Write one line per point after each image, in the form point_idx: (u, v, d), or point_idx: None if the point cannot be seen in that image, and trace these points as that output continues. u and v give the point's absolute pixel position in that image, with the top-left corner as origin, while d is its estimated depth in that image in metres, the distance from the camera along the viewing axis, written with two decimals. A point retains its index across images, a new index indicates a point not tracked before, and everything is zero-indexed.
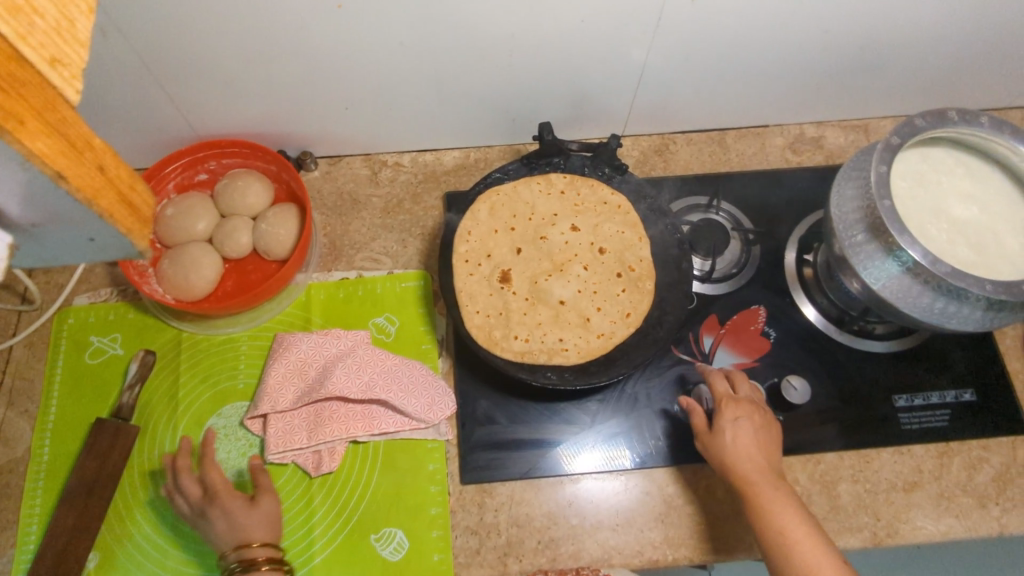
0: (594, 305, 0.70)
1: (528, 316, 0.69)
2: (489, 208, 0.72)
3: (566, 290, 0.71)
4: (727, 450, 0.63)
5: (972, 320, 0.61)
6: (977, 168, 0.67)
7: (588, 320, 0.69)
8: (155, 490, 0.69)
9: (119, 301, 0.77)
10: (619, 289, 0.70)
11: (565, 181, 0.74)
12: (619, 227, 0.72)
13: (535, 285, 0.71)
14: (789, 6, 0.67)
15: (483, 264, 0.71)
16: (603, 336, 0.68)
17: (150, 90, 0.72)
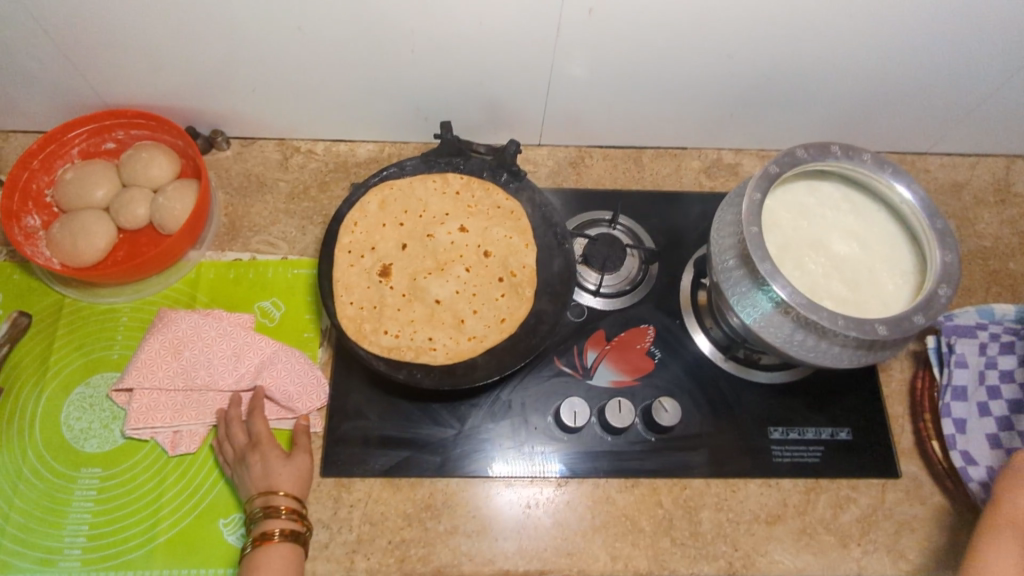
0: (470, 308, 0.71)
1: (401, 312, 0.70)
2: (380, 201, 0.73)
3: (443, 289, 0.72)
4: None
5: (833, 356, 0.61)
6: (865, 207, 0.67)
7: (461, 322, 0.70)
8: (7, 455, 0.68)
9: (6, 261, 0.76)
10: (498, 293, 0.71)
11: (461, 181, 0.75)
12: (507, 232, 0.73)
13: (413, 282, 0.72)
14: (686, 28, 0.68)
15: (365, 256, 0.71)
16: (473, 338, 0.69)
17: (51, 54, 0.72)
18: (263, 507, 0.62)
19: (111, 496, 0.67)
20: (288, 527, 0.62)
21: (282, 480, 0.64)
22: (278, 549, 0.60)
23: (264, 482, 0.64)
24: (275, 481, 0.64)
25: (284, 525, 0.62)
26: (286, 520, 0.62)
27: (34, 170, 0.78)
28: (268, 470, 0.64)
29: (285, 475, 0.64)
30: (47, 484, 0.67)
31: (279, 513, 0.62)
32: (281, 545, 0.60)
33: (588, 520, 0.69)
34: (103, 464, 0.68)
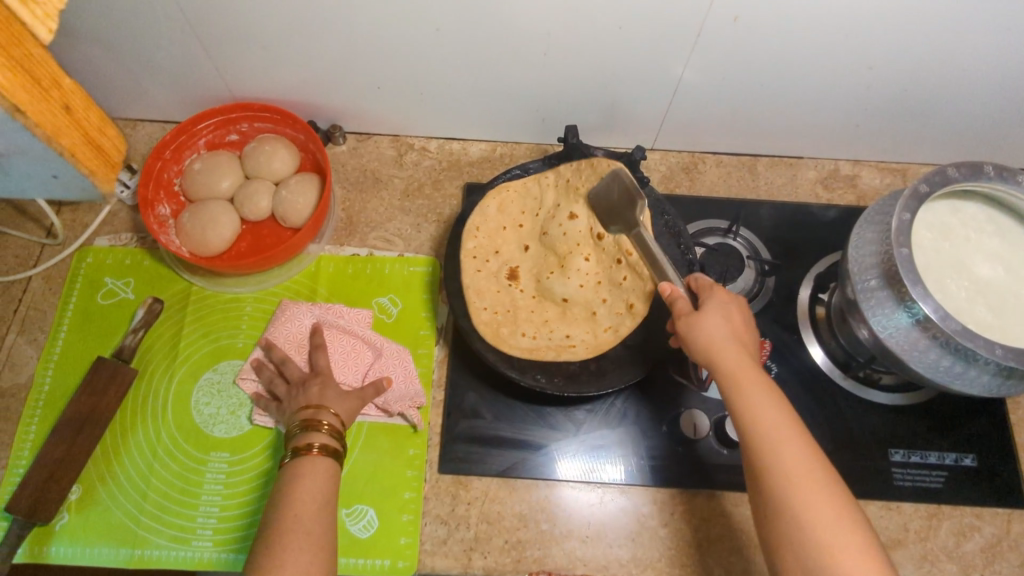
0: (600, 297, 0.72)
1: (535, 313, 0.73)
2: (502, 204, 0.74)
3: (568, 285, 0.73)
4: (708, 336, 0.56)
5: (977, 383, 0.59)
6: (1009, 230, 0.65)
7: (594, 314, 0.72)
8: (143, 435, 0.71)
9: (137, 247, 0.79)
10: (622, 275, 0.71)
11: (570, 168, 0.73)
12: None
13: (539, 282, 0.74)
14: (832, 38, 0.66)
15: (490, 260, 0.73)
16: (609, 329, 0.70)
17: (191, 47, 0.74)
18: (308, 421, 0.63)
19: (239, 480, 0.70)
20: (330, 445, 0.62)
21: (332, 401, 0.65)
22: (322, 461, 0.61)
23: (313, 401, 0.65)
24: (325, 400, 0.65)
25: (325, 440, 0.62)
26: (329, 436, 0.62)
27: (167, 159, 0.80)
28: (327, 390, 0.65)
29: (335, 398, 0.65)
30: (180, 466, 0.70)
31: (323, 428, 0.62)
32: (320, 457, 0.61)
33: (702, 533, 0.69)
34: (231, 449, 0.71)
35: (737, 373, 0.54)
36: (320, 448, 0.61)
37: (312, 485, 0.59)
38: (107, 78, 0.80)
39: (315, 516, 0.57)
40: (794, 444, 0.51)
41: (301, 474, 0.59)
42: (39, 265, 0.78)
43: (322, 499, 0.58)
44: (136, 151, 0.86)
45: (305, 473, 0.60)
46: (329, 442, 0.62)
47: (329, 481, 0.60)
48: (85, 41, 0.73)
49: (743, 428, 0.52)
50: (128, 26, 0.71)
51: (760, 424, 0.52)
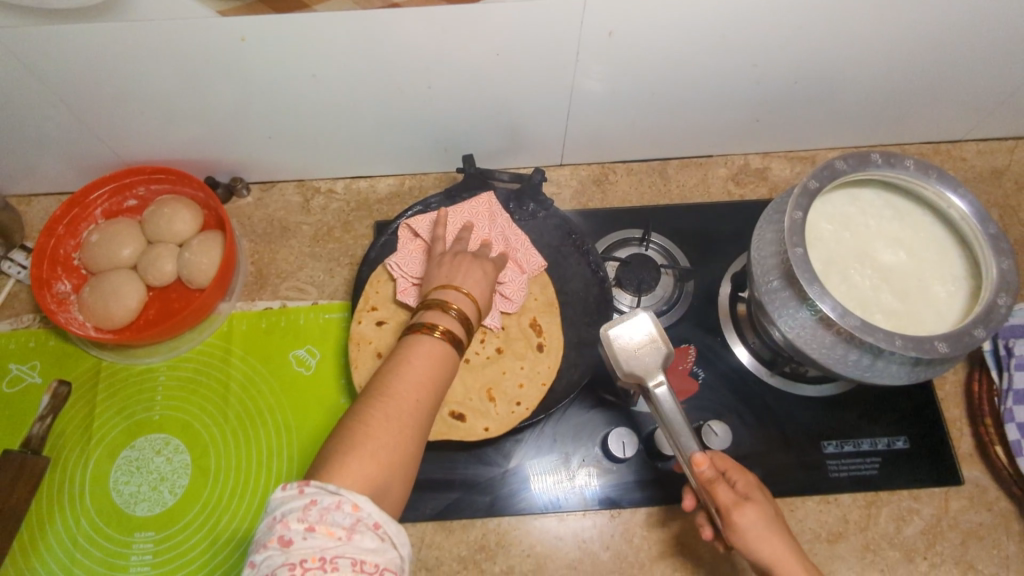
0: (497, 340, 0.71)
1: None
2: (377, 294, 0.72)
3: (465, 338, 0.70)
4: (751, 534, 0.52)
5: (889, 374, 0.58)
6: (908, 212, 0.65)
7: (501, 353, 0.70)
8: (61, 523, 0.68)
9: (40, 327, 0.76)
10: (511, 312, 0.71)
11: None
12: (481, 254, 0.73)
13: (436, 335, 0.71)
14: (709, 40, 0.66)
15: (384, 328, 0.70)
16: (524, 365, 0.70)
17: (67, 118, 0.72)
18: (440, 302, 0.58)
19: (167, 558, 0.67)
20: (451, 331, 0.56)
21: (464, 285, 0.61)
22: (428, 341, 0.55)
23: (452, 281, 0.61)
24: (458, 283, 0.61)
25: (445, 323, 0.57)
26: (463, 301, 0.59)
27: (61, 235, 0.78)
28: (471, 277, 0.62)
29: (472, 283, 0.62)
30: (103, 552, 0.67)
31: (449, 312, 0.57)
32: (434, 340, 0.55)
33: (645, 551, 0.68)
34: (155, 527, 0.68)
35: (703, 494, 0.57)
36: (442, 333, 0.55)
37: (419, 368, 0.53)
38: None
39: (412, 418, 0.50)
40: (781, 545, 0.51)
41: (414, 355, 0.54)
42: None
43: (430, 389, 0.52)
44: (32, 229, 0.83)
45: (411, 350, 0.54)
46: (450, 328, 0.57)
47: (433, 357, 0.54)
48: None
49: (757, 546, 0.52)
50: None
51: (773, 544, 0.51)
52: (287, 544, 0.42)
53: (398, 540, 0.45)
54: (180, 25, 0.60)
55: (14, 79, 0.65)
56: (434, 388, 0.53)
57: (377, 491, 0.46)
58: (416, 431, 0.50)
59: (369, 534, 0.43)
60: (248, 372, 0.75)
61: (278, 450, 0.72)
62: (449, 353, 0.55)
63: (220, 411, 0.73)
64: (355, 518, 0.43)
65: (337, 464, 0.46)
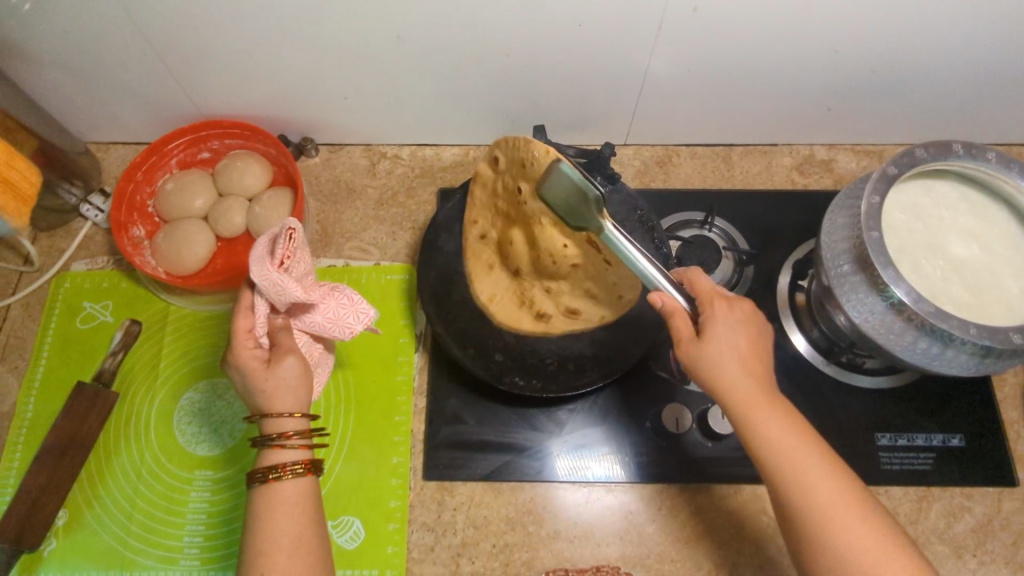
0: (575, 298, 0.70)
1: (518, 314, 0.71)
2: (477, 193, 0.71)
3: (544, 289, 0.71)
4: (716, 358, 0.53)
5: (957, 364, 0.58)
6: (983, 207, 0.64)
7: (576, 311, 0.70)
8: (127, 455, 0.71)
9: (113, 269, 0.79)
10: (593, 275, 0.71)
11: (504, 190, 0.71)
12: None
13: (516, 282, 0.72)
14: (792, 25, 0.66)
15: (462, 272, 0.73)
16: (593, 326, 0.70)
17: (154, 67, 0.74)
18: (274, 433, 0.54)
19: (225, 497, 0.70)
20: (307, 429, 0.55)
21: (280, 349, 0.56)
22: (289, 484, 0.53)
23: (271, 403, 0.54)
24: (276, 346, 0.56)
25: (298, 456, 0.54)
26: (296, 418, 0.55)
27: (139, 181, 0.80)
28: (287, 391, 0.55)
29: (284, 385, 0.55)
30: (164, 486, 0.70)
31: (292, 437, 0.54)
32: (296, 477, 0.53)
33: (690, 528, 0.68)
34: (215, 467, 0.71)
35: (745, 400, 0.52)
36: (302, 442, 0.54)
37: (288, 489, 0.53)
38: (74, 104, 0.80)
39: (298, 537, 0.52)
40: (747, 387, 0.53)
41: (267, 512, 0.52)
42: (17, 293, 0.78)
43: (305, 508, 0.53)
44: (109, 175, 0.86)
45: (271, 503, 0.52)
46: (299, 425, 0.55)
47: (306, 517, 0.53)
48: (49, 67, 0.73)
49: (723, 396, 0.53)
50: (89, 49, 0.71)
51: (735, 386, 0.53)
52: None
53: None
54: None
55: (111, 25, 0.67)
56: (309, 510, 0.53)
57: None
58: (309, 544, 0.52)
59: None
60: None
61: (335, 402, 0.73)
62: (313, 484, 0.55)
63: None
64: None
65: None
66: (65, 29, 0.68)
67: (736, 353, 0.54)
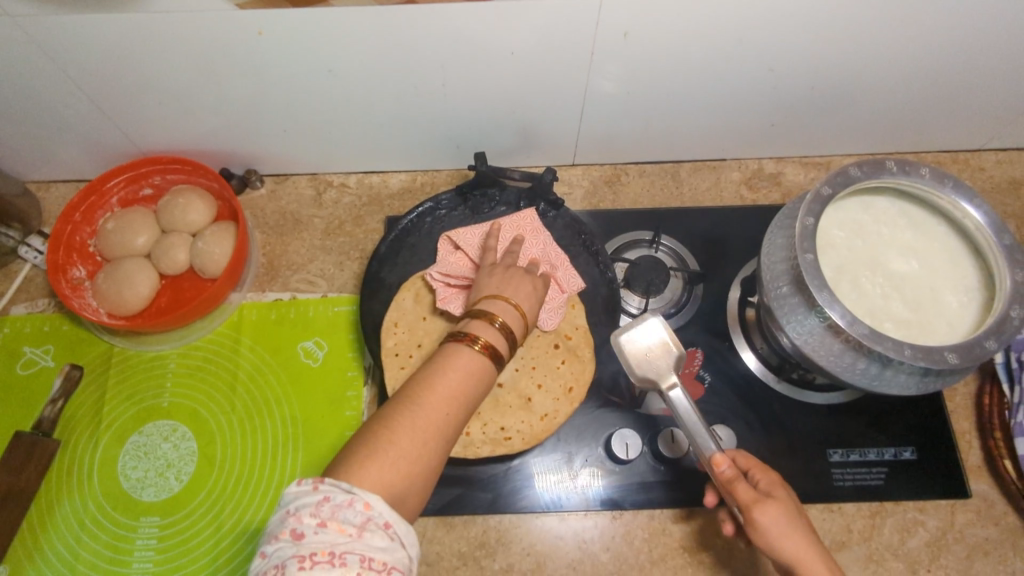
0: (535, 383, 0.71)
1: None
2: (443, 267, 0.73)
3: (501, 371, 0.71)
4: (786, 518, 0.52)
5: (898, 383, 0.58)
6: (921, 221, 0.64)
7: (529, 402, 0.70)
8: (70, 505, 0.69)
9: (55, 312, 0.78)
10: (558, 361, 0.71)
11: None
12: None
13: None
14: (725, 44, 0.66)
15: (414, 356, 0.70)
16: (546, 417, 0.69)
17: (86, 105, 0.73)
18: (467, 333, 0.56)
19: (172, 544, 0.68)
20: (495, 346, 0.56)
21: (513, 298, 0.61)
22: (468, 353, 0.55)
23: (501, 292, 0.61)
24: (508, 295, 0.61)
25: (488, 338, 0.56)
26: (511, 314, 0.59)
27: (77, 222, 0.79)
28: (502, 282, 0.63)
29: (521, 297, 0.62)
30: (108, 535, 0.68)
31: (494, 324, 0.57)
32: (473, 352, 0.55)
33: (644, 555, 0.68)
34: (161, 512, 0.69)
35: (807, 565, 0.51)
36: (482, 346, 0.55)
37: (457, 380, 0.53)
38: (7, 145, 0.78)
39: (438, 425, 0.51)
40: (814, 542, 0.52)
41: (444, 369, 0.53)
42: None
43: (464, 400, 0.53)
44: (49, 214, 0.84)
45: (446, 365, 0.54)
46: (492, 341, 0.56)
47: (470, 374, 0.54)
48: None
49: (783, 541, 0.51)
50: (16, 90, 0.70)
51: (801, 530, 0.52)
52: (299, 537, 0.43)
53: (406, 539, 0.46)
54: (200, 17, 0.60)
55: (37, 65, 0.66)
56: (464, 399, 0.53)
57: (394, 494, 0.47)
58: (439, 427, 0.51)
59: (380, 533, 0.44)
60: (257, 363, 0.76)
61: (283, 441, 0.72)
62: (488, 370, 0.55)
63: (228, 400, 0.74)
64: (367, 516, 0.44)
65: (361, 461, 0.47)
66: None
67: (789, 511, 0.53)
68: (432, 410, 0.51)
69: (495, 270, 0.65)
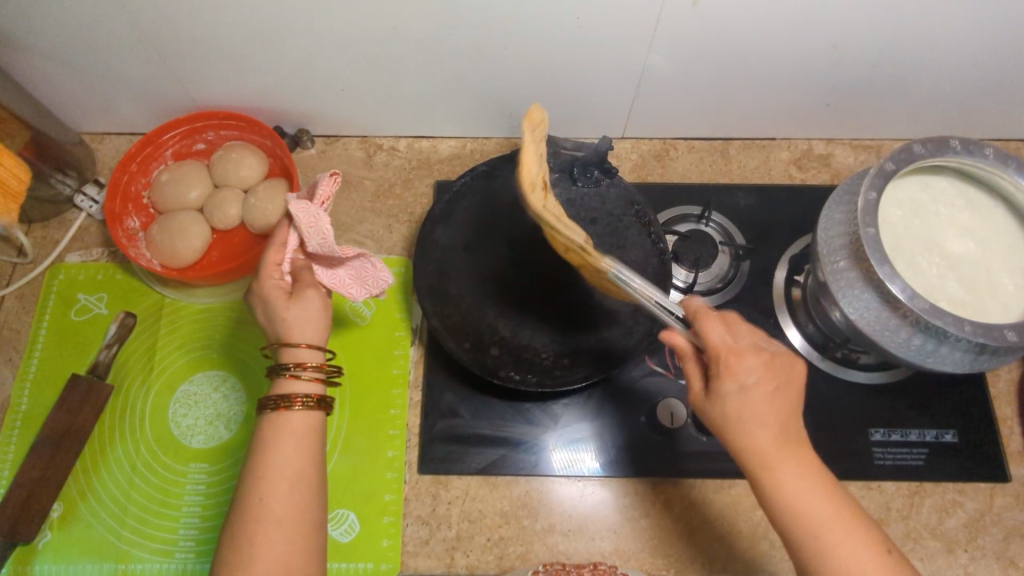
0: (602, 320, 0.72)
1: (539, 346, 0.71)
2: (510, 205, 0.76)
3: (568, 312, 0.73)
4: (730, 399, 0.50)
5: (951, 360, 0.58)
6: (980, 203, 0.64)
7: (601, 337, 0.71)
8: (122, 447, 0.71)
9: (109, 261, 0.79)
10: (621, 296, 0.73)
11: None
12: (605, 239, 0.74)
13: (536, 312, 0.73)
14: (791, 21, 0.65)
15: (484, 303, 0.73)
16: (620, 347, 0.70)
17: (148, 58, 0.73)
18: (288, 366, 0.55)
19: (219, 491, 0.70)
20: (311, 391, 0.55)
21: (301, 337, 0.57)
22: (296, 413, 0.54)
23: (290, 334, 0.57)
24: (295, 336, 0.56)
25: (310, 389, 0.56)
26: (310, 352, 0.56)
27: (133, 172, 0.80)
28: (308, 323, 0.57)
29: (303, 324, 0.57)
30: (159, 479, 0.70)
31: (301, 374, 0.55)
32: (305, 410, 0.54)
33: (682, 522, 0.69)
34: (210, 459, 0.71)
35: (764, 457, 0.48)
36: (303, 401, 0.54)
37: (289, 444, 0.53)
38: (67, 95, 0.79)
39: (291, 497, 0.51)
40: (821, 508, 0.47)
41: (273, 439, 0.53)
42: (11, 285, 0.78)
43: (304, 461, 0.53)
44: (104, 165, 0.86)
45: (280, 432, 0.53)
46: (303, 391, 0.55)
47: (308, 435, 0.54)
48: (40, 57, 0.72)
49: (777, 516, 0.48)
50: (80, 39, 0.70)
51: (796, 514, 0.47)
52: None
53: None
54: None
55: (104, 14, 0.67)
56: (306, 463, 0.53)
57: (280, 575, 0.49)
58: (305, 494, 0.52)
59: None
60: None
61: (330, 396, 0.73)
62: (320, 421, 0.56)
63: None
64: None
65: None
66: (55, 18, 0.67)
67: (742, 385, 0.49)
68: (274, 486, 0.51)
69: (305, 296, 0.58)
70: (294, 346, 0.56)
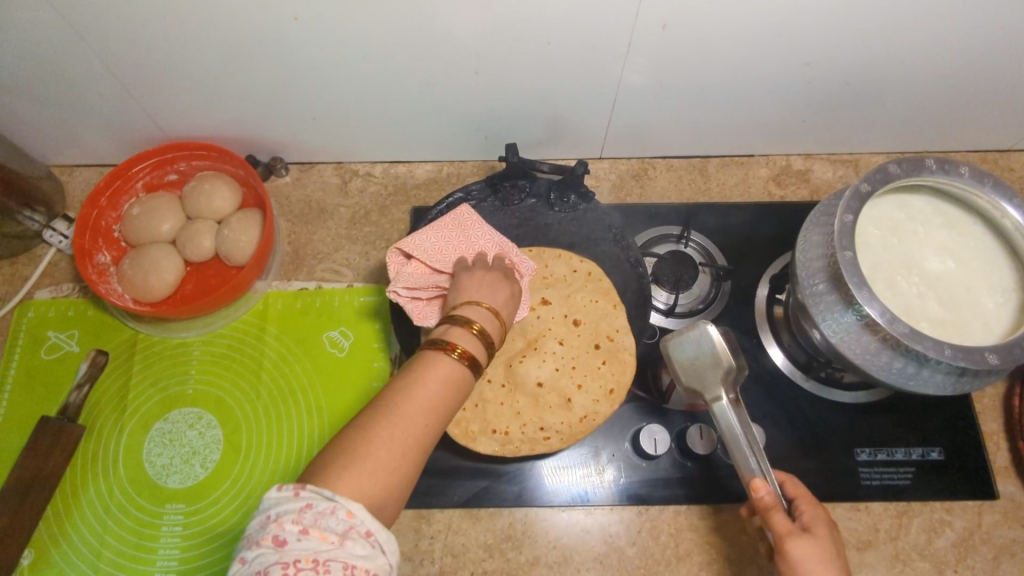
0: (574, 383, 0.70)
1: (505, 405, 0.69)
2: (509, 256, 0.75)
3: (542, 370, 0.70)
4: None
5: (933, 383, 0.58)
6: (958, 220, 0.64)
7: (569, 401, 0.69)
8: (96, 490, 0.69)
9: (80, 297, 0.78)
10: (597, 361, 0.71)
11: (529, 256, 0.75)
12: (591, 295, 0.73)
13: (510, 368, 0.71)
14: (763, 41, 0.65)
15: None
16: (585, 417, 0.68)
17: (114, 90, 0.72)
18: (466, 319, 0.53)
19: (195, 532, 0.68)
20: (472, 352, 0.52)
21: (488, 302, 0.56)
22: (448, 357, 0.50)
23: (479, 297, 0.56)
24: (484, 299, 0.56)
25: (472, 347, 0.52)
26: (489, 321, 0.54)
27: (103, 207, 0.79)
28: (487, 290, 0.58)
29: (498, 301, 0.57)
30: (134, 521, 0.68)
31: (473, 331, 0.52)
32: (459, 361, 0.50)
33: (669, 550, 0.68)
34: (186, 499, 0.69)
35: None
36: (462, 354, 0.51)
37: (438, 379, 0.49)
38: (33, 129, 0.78)
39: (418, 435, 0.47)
40: None
41: (427, 366, 0.50)
42: None
43: (440, 404, 0.49)
44: (74, 199, 0.84)
45: (428, 362, 0.50)
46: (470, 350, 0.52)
47: (452, 383, 0.50)
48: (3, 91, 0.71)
49: None
50: (44, 73, 0.69)
51: None
52: (281, 544, 0.40)
53: (387, 547, 0.43)
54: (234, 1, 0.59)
55: (66, 47, 0.65)
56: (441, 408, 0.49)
57: (373, 505, 0.43)
58: (428, 438, 0.48)
59: (360, 543, 0.41)
60: (282, 352, 0.75)
61: (307, 431, 0.72)
62: (466, 385, 0.51)
63: (253, 387, 0.74)
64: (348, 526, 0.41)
65: (335, 478, 0.43)
66: (17, 52, 0.66)
67: (823, 545, 0.52)
68: (409, 412, 0.47)
69: (474, 272, 0.60)
70: (475, 306, 0.54)
